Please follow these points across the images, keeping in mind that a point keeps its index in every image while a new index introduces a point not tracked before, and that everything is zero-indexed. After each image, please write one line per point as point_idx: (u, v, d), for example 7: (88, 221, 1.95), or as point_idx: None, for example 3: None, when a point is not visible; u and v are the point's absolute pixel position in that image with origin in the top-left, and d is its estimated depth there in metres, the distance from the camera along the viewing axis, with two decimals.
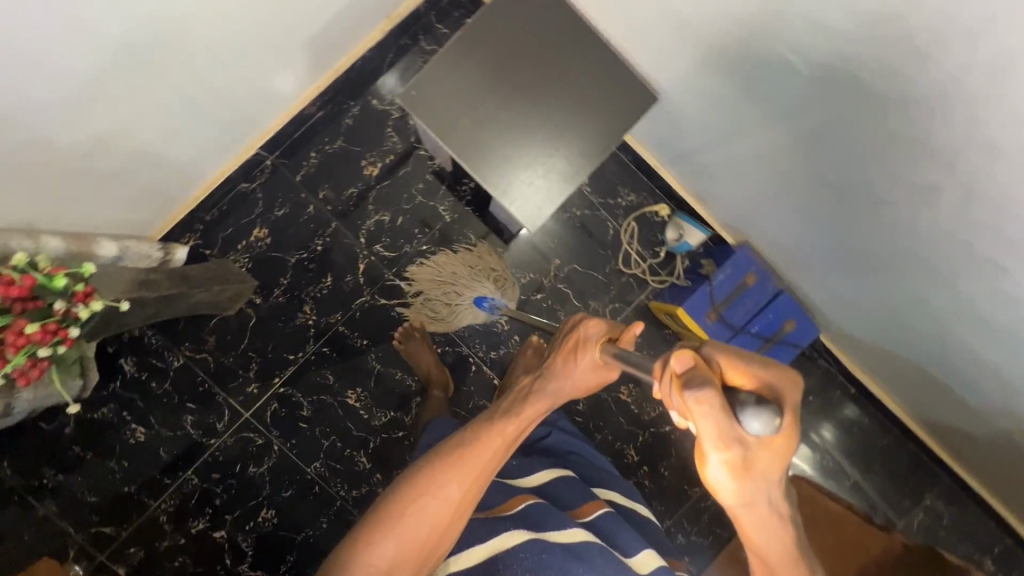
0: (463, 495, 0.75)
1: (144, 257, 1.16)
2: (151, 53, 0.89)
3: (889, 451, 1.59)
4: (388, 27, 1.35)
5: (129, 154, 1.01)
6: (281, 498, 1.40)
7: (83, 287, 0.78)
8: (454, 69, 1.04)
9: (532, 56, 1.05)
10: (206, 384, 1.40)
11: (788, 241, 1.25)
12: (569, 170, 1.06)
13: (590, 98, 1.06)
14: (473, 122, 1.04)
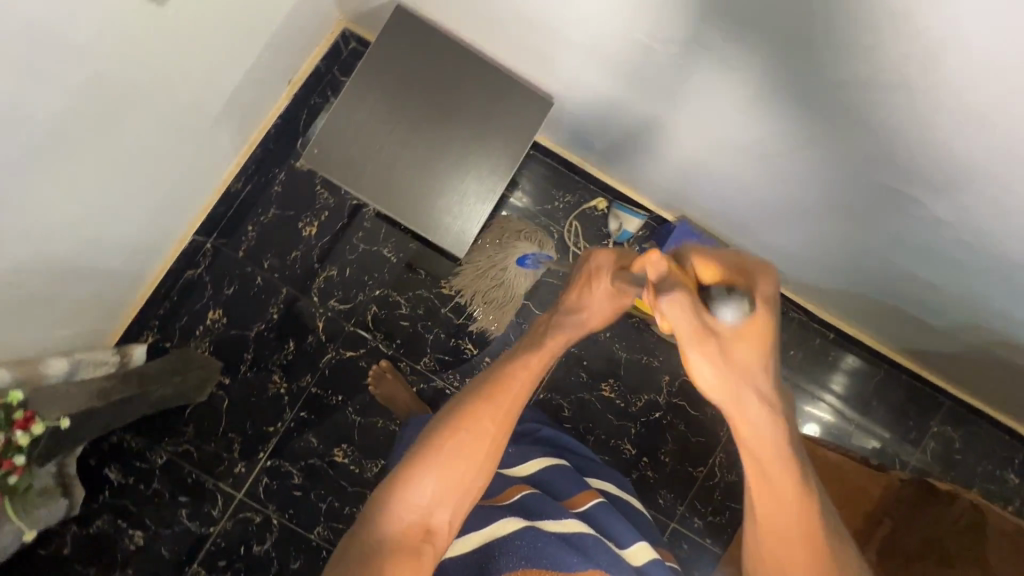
0: (501, 426, 0.71)
1: (99, 362, 1.18)
2: (57, 176, 0.90)
3: (884, 387, 1.57)
4: (293, 91, 1.37)
5: (58, 274, 1.02)
6: (291, 571, 1.39)
7: (21, 413, 0.78)
8: (352, 119, 1.06)
9: (424, 91, 1.08)
10: (194, 474, 1.40)
11: (719, 214, 1.24)
12: (483, 190, 1.09)
13: (487, 117, 1.08)
14: (379, 170, 1.07)
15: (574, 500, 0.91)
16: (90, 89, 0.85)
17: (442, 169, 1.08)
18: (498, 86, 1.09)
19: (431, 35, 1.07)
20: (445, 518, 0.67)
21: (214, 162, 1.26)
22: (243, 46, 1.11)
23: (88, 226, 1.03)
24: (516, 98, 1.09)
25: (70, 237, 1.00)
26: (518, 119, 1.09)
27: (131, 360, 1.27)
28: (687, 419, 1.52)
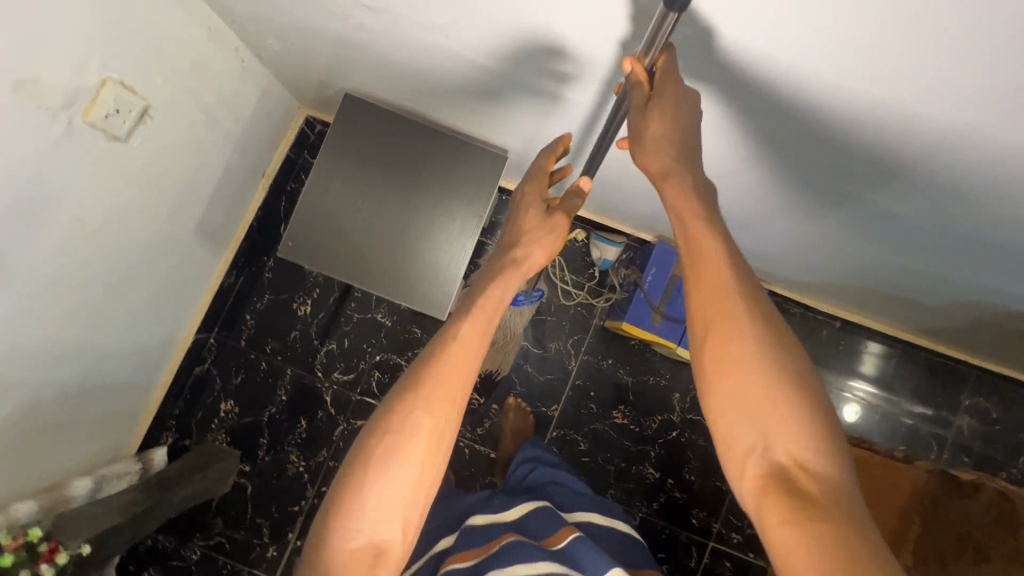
0: (439, 417, 0.67)
1: (121, 474, 1.22)
2: (54, 310, 0.95)
3: (903, 367, 1.53)
4: (269, 183, 1.43)
5: (70, 398, 1.07)
6: None
7: (47, 545, 0.84)
8: (320, 207, 1.12)
9: (384, 169, 1.12)
10: (228, 565, 1.42)
11: None
12: (455, 249, 1.12)
13: (447, 179, 1.12)
14: (353, 254, 1.11)
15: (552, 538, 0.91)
16: (71, 231, 0.91)
17: (413, 239, 1.12)
18: (453, 150, 1.13)
19: (384, 115, 1.13)
20: (396, 531, 0.64)
21: (204, 263, 1.32)
22: (212, 155, 1.17)
23: (92, 351, 1.08)
24: (474, 158, 1.13)
25: (77, 364, 1.06)
26: (478, 177, 1.13)
27: (153, 466, 1.31)
28: (706, 433, 1.49)
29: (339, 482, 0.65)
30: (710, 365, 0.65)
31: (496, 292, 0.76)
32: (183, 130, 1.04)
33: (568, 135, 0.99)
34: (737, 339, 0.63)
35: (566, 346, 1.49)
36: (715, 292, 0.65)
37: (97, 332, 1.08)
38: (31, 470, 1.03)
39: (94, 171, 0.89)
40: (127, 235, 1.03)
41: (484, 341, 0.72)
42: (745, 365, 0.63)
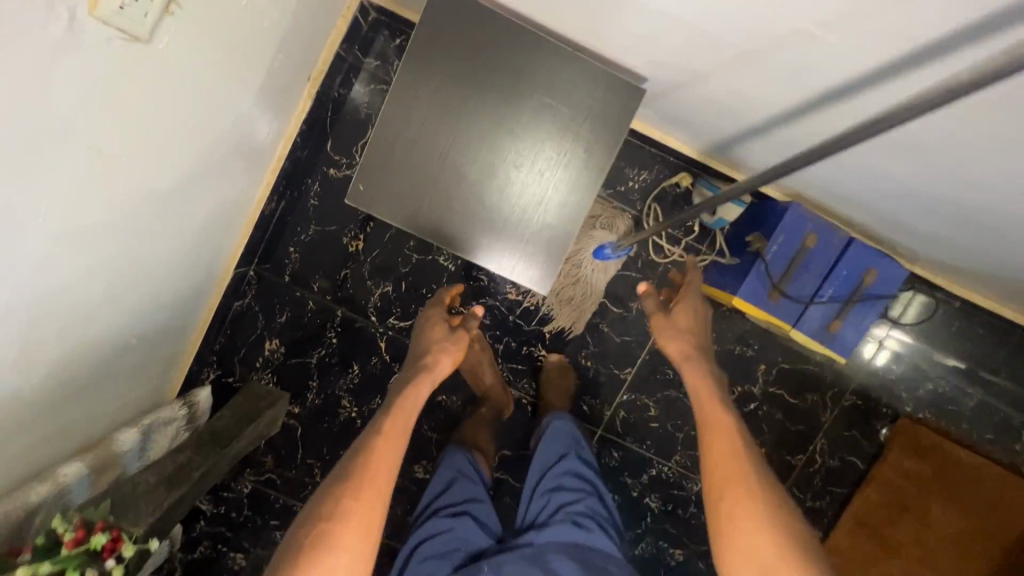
0: (364, 507, 0.74)
1: (168, 422, 1.13)
2: (85, 259, 0.76)
3: (1016, 356, 1.37)
4: (314, 89, 1.15)
5: (110, 345, 0.92)
6: None
7: (111, 534, 0.76)
8: (395, 144, 0.87)
9: (481, 98, 0.86)
10: (281, 499, 1.39)
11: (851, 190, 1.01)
12: (563, 213, 0.90)
13: (562, 118, 0.87)
14: (435, 210, 0.89)
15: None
16: (87, 163, 0.68)
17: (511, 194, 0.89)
18: (569, 79, 0.86)
19: (491, 21, 0.85)
20: None
21: (243, 186, 1.10)
22: (254, 55, 0.90)
23: (124, 298, 0.91)
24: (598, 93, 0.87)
25: (111, 315, 0.89)
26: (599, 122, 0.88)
27: (198, 413, 1.21)
28: (785, 408, 1.39)
29: None
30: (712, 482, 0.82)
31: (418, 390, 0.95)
32: (221, 21, 0.77)
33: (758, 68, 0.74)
34: (737, 462, 0.82)
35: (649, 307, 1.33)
36: (747, 513, 0.76)
37: (129, 276, 0.90)
38: (73, 427, 0.91)
39: (112, 78, 0.64)
40: (155, 162, 0.81)
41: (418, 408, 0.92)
42: (752, 512, 0.76)
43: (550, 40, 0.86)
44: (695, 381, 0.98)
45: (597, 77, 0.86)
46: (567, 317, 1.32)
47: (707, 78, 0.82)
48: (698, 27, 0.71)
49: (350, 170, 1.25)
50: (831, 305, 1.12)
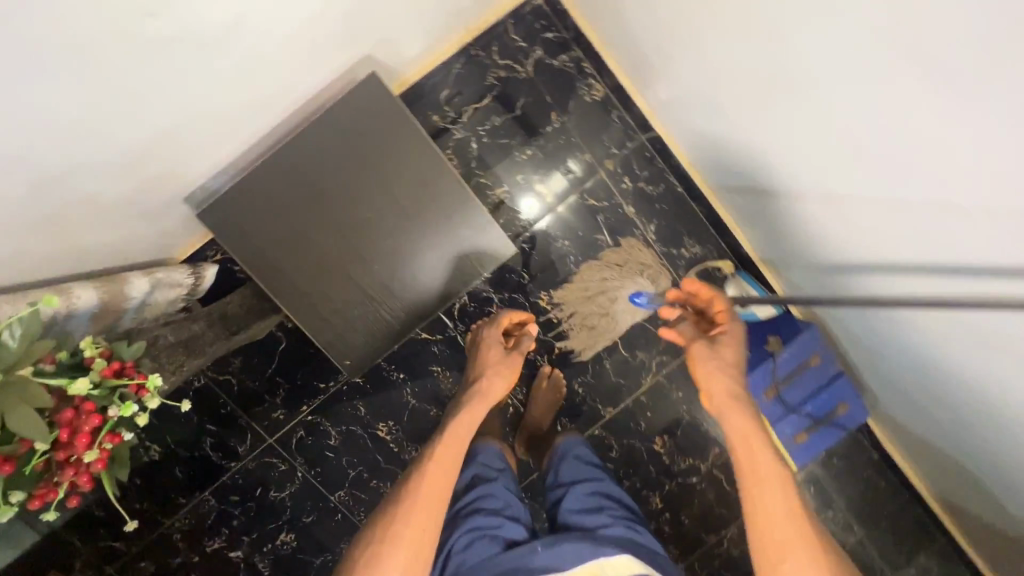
0: (446, 465, 0.86)
1: (175, 286, 1.03)
2: (161, 76, 0.64)
3: (893, 516, 1.65)
4: (464, 38, 1.20)
5: (162, 182, 0.81)
6: (302, 523, 1.39)
7: (115, 364, 0.66)
8: (263, 191, 0.84)
9: (251, 216, 0.84)
10: (228, 407, 1.30)
11: (851, 327, 1.17)
12: (445, 245, 0.92)
13: (386, 165, 0.87)
14: (325, 253, 0.88)
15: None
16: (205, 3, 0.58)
17: (473, 241, 0.92)
18: (362, 186, 0.87)
19: (364, 92, 0.83)
20: None
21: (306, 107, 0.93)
22: None
23: (188, 146, 0.78)
24: (382, 188, 0.87)
25: (181, 160, 0.80)
26: (386, 198, 0.88)
27: (201, 285, 1.11)
28: (718, 491, 1.55)
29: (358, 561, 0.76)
30: (738, 454, 0.86)
31: (448, 449, 0.89)
32: None
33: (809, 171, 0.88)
34: (759, 443, 0.85)
35: (650, 362, 1.43)
36: (752, 452, 0.84)
37: (204, 135, 0.78)
38: (92, 247, 0.83)
39: None
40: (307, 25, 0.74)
41: (429, 524, 0.79)
42: (767, 466, 0.82)
43: (377, 99, 0.84)
44: (728, 347, 0.97)
45: (347, 197, 0.86)
46: (580, 342, 1.38)
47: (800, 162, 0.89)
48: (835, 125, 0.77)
49: (453, 124, 1.24)
50: (805, 418, 1.27)
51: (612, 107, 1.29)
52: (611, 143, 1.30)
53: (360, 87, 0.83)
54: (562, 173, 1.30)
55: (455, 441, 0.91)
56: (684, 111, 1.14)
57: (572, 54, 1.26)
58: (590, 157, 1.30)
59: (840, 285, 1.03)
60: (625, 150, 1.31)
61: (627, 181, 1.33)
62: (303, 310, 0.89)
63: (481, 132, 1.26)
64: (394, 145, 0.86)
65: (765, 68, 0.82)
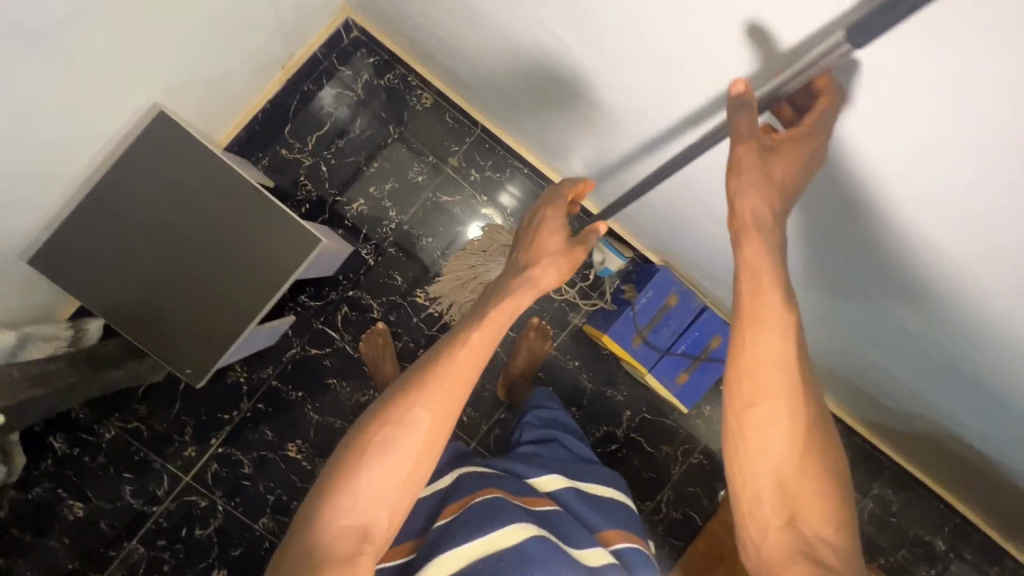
0: (465, 381, 0.72)
1: (50, 338, 1.10)
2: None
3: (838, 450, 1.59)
4: (286, 76, 1.36)
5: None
6: (231, 558, 1.41)
7: None
8: (85, 234, 0.97)
9: (82, 259, 0.97)
10: (141, 452, 1.39)
11: (693, 254, 1.23)
12: (250, 250, 1.00)
13: (184, 193, 0.99)
14: (148, 278, 0.99)
15: (529, 501, 0.84)
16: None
17: (278, 246, 1.00)
18: (169, 215, 0.99)
19: (154, 134, 0.97)
20: (381, 515, 0.67)
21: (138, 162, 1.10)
22: (219, 28, 1.04)
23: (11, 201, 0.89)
24: (183, 209, 0.99)
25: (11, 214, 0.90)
26: (190, 220, 0.99)
27: (85, 338, 1.17)
28: (643, 455, 1.53)
29: (366, 432, 0.69)
30: (754, 420, 0.67)
31: (487, 331, 0.74)
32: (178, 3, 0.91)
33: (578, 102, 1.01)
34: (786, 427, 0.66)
35: None
36: (766, 426, 0.66)
37: (26, 189, 0.90)
38: None
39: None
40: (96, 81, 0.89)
41: (453, 408, 0.71)
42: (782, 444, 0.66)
43: (167, 137, 0.98)
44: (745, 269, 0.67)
45: (157, 226, 0.98)
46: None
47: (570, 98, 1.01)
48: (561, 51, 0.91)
49: (301, 153, 1.39)
50: (683, 357, 1.30)
51: (442, 109, 1.43)
52: (450, 142, 1.43)
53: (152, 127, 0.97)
54: (411, 177, 1.43)
55: (496, 320, 0.75)
56: (485, 97, 1.28)
57: (396, 72, 1.42)
58: (433, 158, 1.43)
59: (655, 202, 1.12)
60: (464, 145, 1.43)
61: (473, 172, 1.44)
62: (143, 328, 1.00)
63: (327, 154, 1.40)
64: (187, 174, 0.99)
65: (490, 26, 0.98)
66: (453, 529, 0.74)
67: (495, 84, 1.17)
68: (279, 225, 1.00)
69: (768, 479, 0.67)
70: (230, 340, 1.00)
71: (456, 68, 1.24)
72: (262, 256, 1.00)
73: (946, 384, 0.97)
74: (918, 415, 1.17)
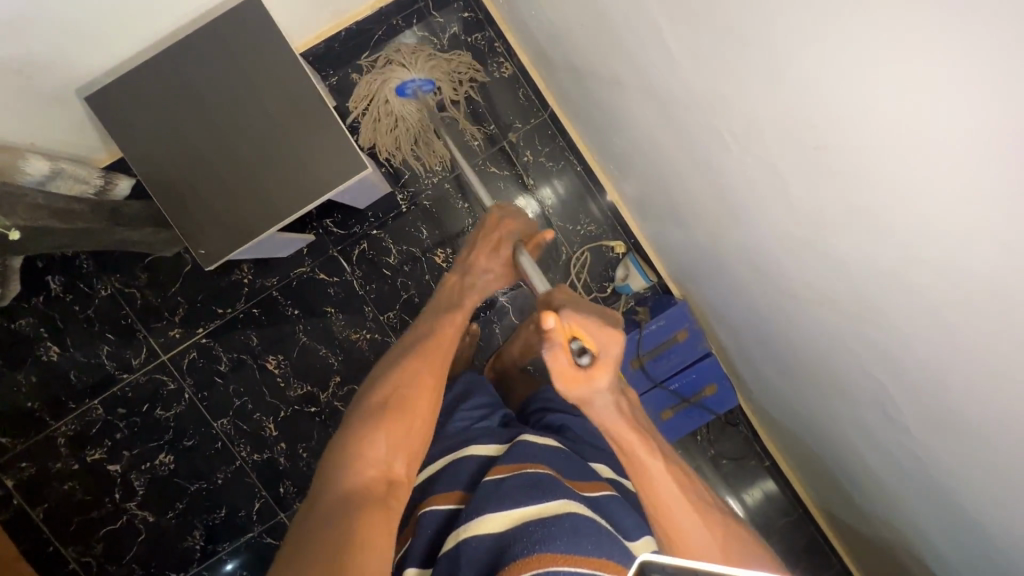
0: (449, 351, 0.94)
1: (78, 182, 1.10)
2: None
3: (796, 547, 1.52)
4: (380, 4, 1.36)
5: (60, 60, 0.93)
6: (181, 446, 1.42)
7: None
8: (146, 88, 0.97)
9: (132, 112, 0.98)
10: (129, 319, 1.40)
11: (714, 299, 1.22)
12: (294, 154, 1.00)
13: (251, 79, 0.99)
14: (186, 151, 0.99)
15: (580, 483, 0.83)
16: None
17: (322, 158, 1.00)
18: (229, 97, 0.99)
19: (236, 14, 0.98)
20: (399, 459, 0.78)
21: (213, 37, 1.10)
22: None
23: (82, 29, 0.91)
24: (245, 95, 0.99)
25: (81, 44, 0.93)
26: (247, 108, 0.99)
27: (112, 193, 1.17)
28: None
29: (366, 402, 0.84)
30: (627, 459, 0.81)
31: (457, 322, 0.99)
32: None
33: (649, 115, 0.99)
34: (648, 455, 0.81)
35: None
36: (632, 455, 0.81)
37: (99, 24, 0.92)
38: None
39: None
40: None
41: (442, 371, 0.90)
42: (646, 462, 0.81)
43: (251, 20, 0.98)
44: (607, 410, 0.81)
45: (214, 104, 0.99)
46: (438, 150, 1.41)
47: (640, 109, 1.01)
48: (642, 64, 0.91)
49: None
50: (673, 395, 1.30)
51: (519, 84, 1.43)
52: (515, 118, 1.43)
53: (243, 9, 0.98)
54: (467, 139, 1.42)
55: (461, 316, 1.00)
56: (561, 80, 1.27)
57: (485, 34, 1.41)
58: (494, 128, 1.42)
59: (696, 233, 1.11)
60: (528, 125, 1.43)
61: (527, 154, 1.43)
62: (167, 198, 0.99)
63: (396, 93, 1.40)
64: (260, 61, 0.99)
65: (586, 12, 0.97)
66: (501, 491, 0.75)
67: (572, 66, 1.16)
68: (329, 137, 1.00)
69: (663, 485, 0.81)
70: (252, 235, 1.00)
71: (542, 43, 1.23)
72: (308, 160, 1.00)
73: (925, 512, 0.92)
74: (885, 530, 1.13)
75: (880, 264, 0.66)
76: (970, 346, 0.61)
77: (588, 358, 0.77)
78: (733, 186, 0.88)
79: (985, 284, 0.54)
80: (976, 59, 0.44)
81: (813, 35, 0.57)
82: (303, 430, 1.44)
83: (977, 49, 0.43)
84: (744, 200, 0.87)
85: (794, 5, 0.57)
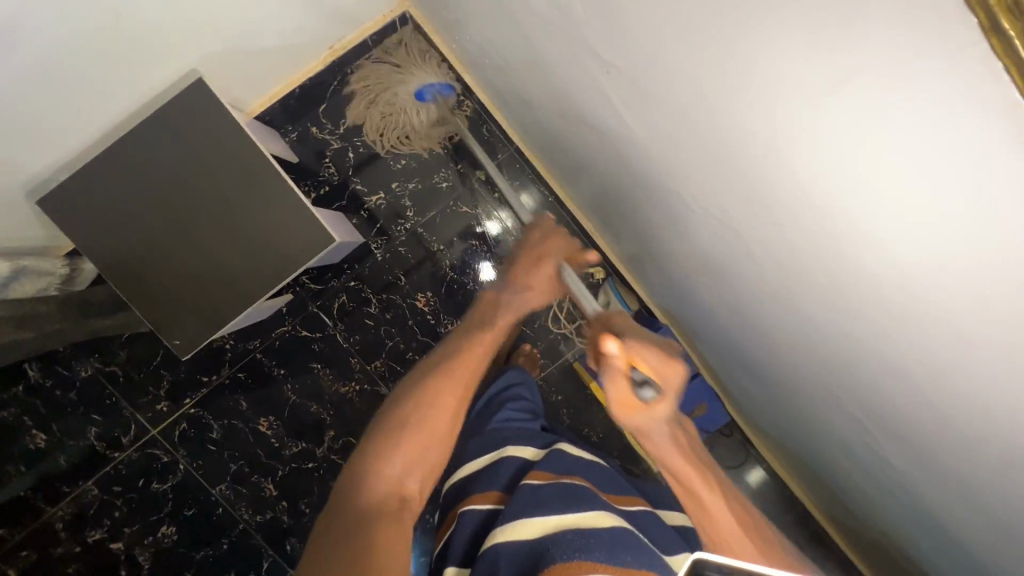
0: (472, 368, 0.88)
1: (42, 275, 1.07)
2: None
3: None
4: (331, 57, 1.32)
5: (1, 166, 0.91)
6: (182, 517, 1.42)
7: None
8: (97, 182, 0.95)
9: (85, 208, 0.95)
10: (114, 397, 1.38)
11: (695, 323, 1.22)
12: (257, 233, 0.98)
13: (205, 161, 0.97)
14: (148, 240, 0.97)
15: (613, 498, 0.85)
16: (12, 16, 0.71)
17: (286, 234, 0.99)
18: (185, 181, 0.97)
19: (180, 98, 0.95)
20: (414, 479, 0.76)
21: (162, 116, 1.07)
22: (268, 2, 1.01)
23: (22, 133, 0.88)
24: (202, 177, 0.97)
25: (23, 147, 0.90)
26: (204, 190, 0.97)
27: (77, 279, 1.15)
28: None
29: (380, 427, 0.81)
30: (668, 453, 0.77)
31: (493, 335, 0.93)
32: None
33: (611, 162, 0.98)
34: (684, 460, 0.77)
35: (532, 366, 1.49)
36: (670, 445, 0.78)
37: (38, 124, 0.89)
38: None
39: None
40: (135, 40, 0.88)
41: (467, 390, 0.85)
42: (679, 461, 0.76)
43: (198, 102, 0.96)
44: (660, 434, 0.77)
45: (171, 189, 0.97)
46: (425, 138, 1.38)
47: (601, 157, 1.00)
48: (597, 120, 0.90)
49: (331, 135, 1.37)
50: None
51: (482, 120, 1.41)
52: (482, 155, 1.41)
53: (188, 91, 0.95)
54: (435, 182, 1.41)
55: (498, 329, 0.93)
56: (522, 120, 1.26)
57: None
58: (462, 167, 1.41)
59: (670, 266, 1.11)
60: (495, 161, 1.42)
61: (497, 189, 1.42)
62: (135, 290, 0.97)
63: (358, 142, 1.39)
64: (210, 141, 0.97)
65: (535, 69, 0.95)
66: (540, 496, 0.76)
67: (530, 109, 1.14)
68: (290, 211, 0.98)
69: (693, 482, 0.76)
70: (225, 320, 0.99)
71: (498, 86, 1.21)
72: (274, 238, 0.99)
73: (917, 530, 0.94)
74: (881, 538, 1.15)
75: (856, 326, 0.65)
76: (942, 404, 0.61)
77: (651, 391, 0.75)
78: (700, 233, 0.88)
79: (958, 360, 0.54)
80: (974, 147, 0.36)
81: (785, 83, 0.47)
82: (303, 487, 1.44)
83: (978, 130, 0.35)
84: (714, 246, 0.87)
85: (757, 74, 0.49)
